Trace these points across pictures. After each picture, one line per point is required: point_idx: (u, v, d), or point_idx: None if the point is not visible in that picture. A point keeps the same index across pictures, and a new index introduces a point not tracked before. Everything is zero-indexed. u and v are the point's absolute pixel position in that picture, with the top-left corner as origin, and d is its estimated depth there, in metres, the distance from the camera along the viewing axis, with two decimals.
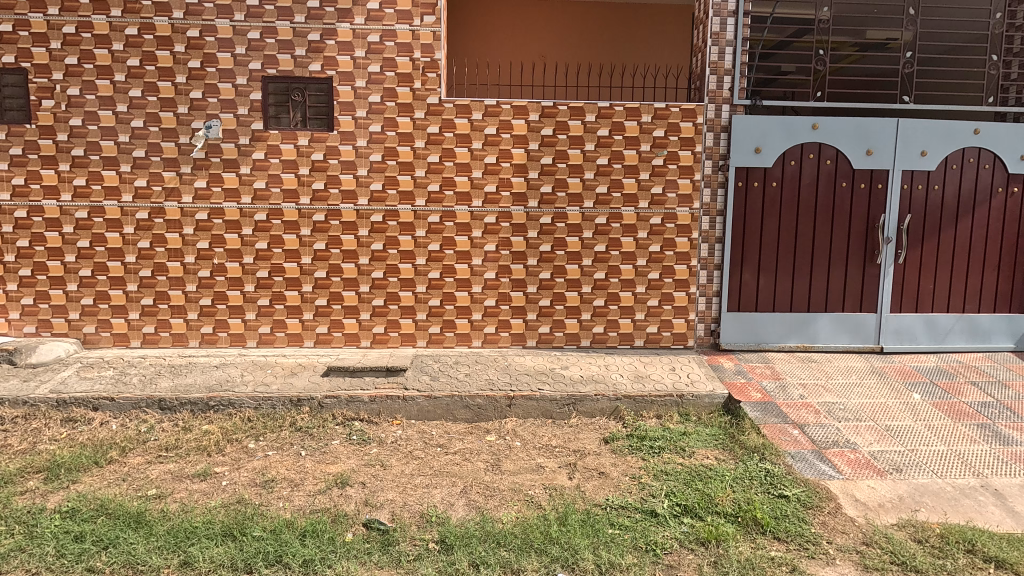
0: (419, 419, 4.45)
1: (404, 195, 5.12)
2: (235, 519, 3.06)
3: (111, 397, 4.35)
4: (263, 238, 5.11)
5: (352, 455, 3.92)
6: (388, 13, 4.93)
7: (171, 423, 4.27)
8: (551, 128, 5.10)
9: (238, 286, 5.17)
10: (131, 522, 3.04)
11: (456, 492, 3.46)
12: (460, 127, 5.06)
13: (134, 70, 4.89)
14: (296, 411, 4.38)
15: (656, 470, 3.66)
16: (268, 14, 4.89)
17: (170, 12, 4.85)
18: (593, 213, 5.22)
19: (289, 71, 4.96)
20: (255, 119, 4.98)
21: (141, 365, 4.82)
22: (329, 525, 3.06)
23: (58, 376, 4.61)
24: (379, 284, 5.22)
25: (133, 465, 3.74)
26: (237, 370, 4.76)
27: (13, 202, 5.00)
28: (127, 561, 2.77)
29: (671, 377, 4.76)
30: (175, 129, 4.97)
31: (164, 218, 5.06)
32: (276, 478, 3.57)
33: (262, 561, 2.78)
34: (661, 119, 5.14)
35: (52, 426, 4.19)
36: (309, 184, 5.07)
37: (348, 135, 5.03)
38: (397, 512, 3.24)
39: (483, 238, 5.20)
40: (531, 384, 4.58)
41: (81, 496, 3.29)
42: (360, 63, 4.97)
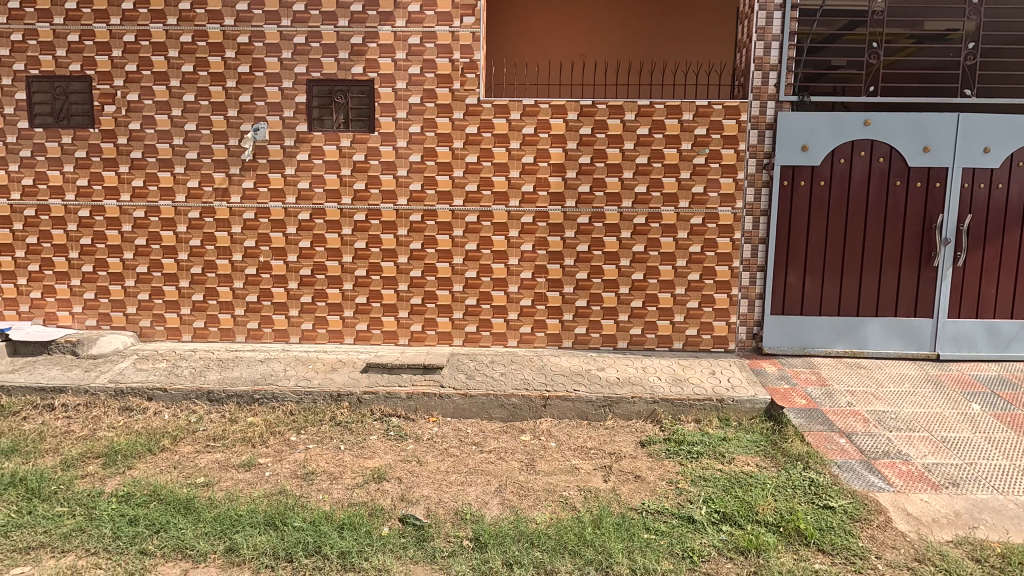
0: (455, 417, 4.48)
1: (442, 195, 5.17)
2: (278, 509, 3.16)
3: (164, 388, 4.56)
4: (306, 237, 5.26)
5: (389, 450, 3.99)
6: (428, 15, 4.99)
7: (219, 414, 4.44)
8: (590, 127, 5.06)
9: (282, 283, 5.33)
10: (180, 508, 3.18)
11: (491, 491, 3.47)
12: (498, 127, 5.08)
13: (188, 76, 5.11)
14: (336, 406, 4.49)
15: (694, 476, 3.59)
16: (314, 19, 5.03)
17: (222, 19, 5.05)
18: (632, 212, 5.15)
19: (332, 74, 5.08)
20: (300, 121, 5.13)
21: (192, 359, 5.03)
22: (366, 519, 3.12)
23: (116, 367, 4.87)
24: (417, 282, 5.29)
25: (183, 453, 3.91)
26: (280, 365, 4.91)
27: (78, 202, 5.29)
28: (177, 545, 2.90)
29: (710, 380, 4.66)
30: (225, 132, 5.16)
31: (214, 218, 5.27)
32: (316, 471, 3.67)
33: (302, 551, 2.86)
34: (703, 116, 5.02)
35: (111, 414, 4.44)
36: (351, 184, 5.19)
37: (389, 136, 5.12)
38: (432, 508, 3.27)
39: (520, 238, 5.20)
40: (567, 385, 4.56)
41: (135, 481, 3.47)
42: (401, 65, 5.05)
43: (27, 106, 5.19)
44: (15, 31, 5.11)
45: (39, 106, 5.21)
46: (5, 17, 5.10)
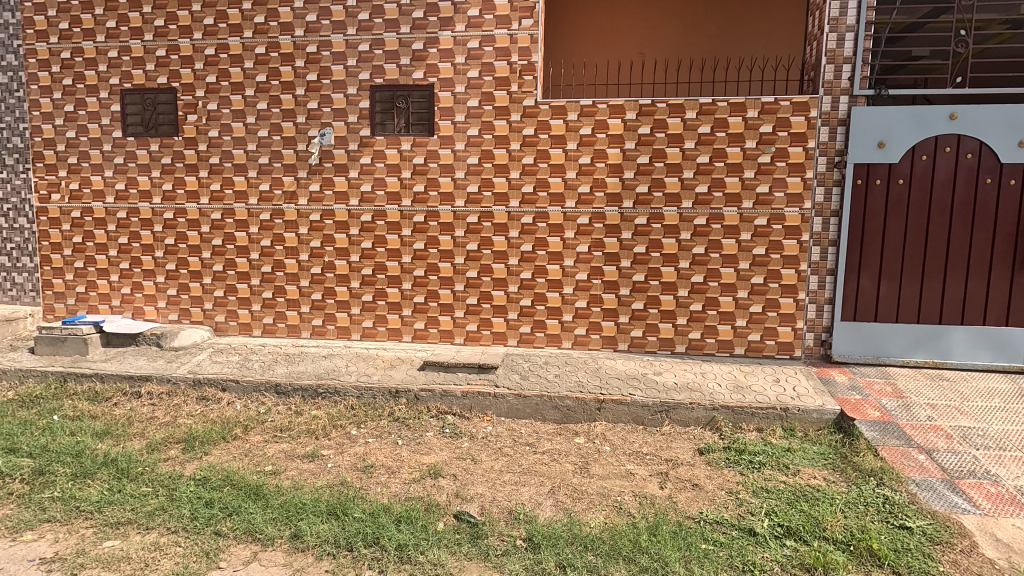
0: (509, 417, 4.52)
1: (498, 197, 5.22)
2: (339, 500, 3.29)
3: (236, 379, 4.84)
4: (368, 238, 5.44)
5: (444, 447, 4.07)
6: (487, 19, 5.05)
7: (285, 406, 4.67)
8: (649, 127, 4.97)
9: (345, 282, 5.55)
10: (250, 494, 3.37)
11: (544, 492, 3.47)
12: (555, 128, 5.07)
13: (262, 85, 5.40)
14: (394, 402, 4.62)
15: (756, 487, 3.45)
16: (378, 27, 5.20)
17: (293, 30, 5.31)
18: (692, 213, 5.02)
19: (394, 79, 5.24)
20: (364, 126, 5.32)
21: (261, 353, 5.31)
22: (422, 513, 3.19)
23: (194, 359, 5.21)
24: (473, 283, 5.36)
25: (253, 442, 4.14)
26: (342, 361, 5.10)
27: (163, 205, 5.70)
28: (247, 528, 3.07)
29: (774, 388, 4.47)
30: (294, 138, 5.42)
31: (283, 219, 5.54)
32: (375, 464, 3.79)
33: (361, 541, 2.96)
34: (769, 113, 4.83)
35: (189, 402, 4.75)
36: (410, 187, 5.32)
37: (447, 139, 5.22)
38: (486, 506, 3.31)
39: (576, 239, 5.18)
40: (622, 388, 4.50)
41: (211, 466, 3.70)
42: (460, 69, 5.14)
43: (121, 117, 5.64)
44: (111, 48, 5.56)
45: (131, 117, 5.65)
46: (102, 35, 5.55)
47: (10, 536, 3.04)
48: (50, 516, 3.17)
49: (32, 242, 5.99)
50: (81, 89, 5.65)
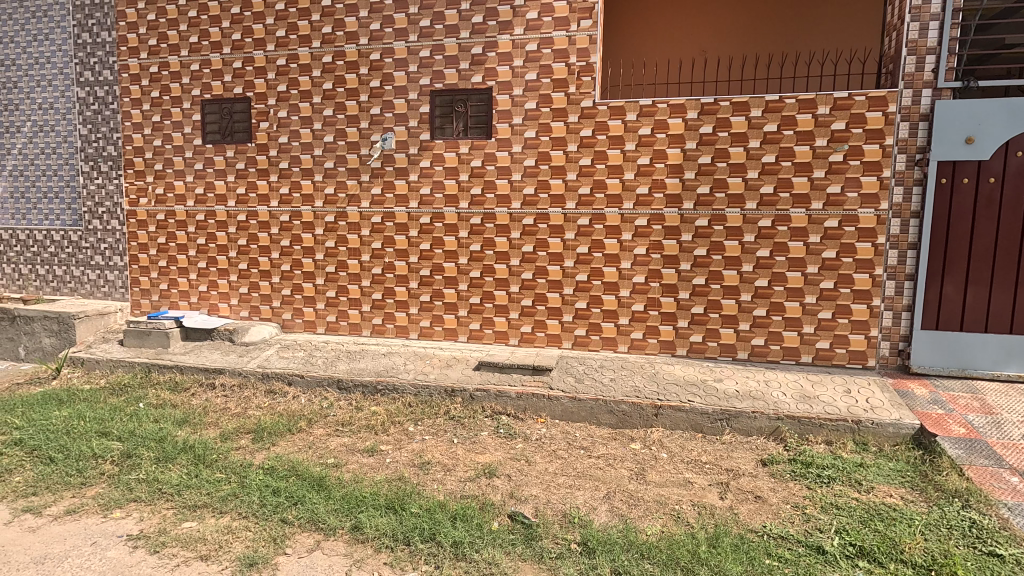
0: (563, 419, 4.50)
1: (555, 199, 5.21)
2: (397, 495, 3.38)
3: (301, 374, 5.06)
4: (427, 239, 5.56)
5: (499, 447, 4.10)
6: (546, 21, 5.06)
7: (346, 402, 4.83)
8: (711, 126, 4.83)
9: (404, 282, 5.69)
10: (314, 485, 3.51)
11: (599, 497, 3.43)
12: (613, 129, 5.02)
13: (329, 93, 5.63)
14: (450, 401, 4.69)
15: (825, 503, 3.28)
16: (438, 33, 5.31)
17: (358, 39, 5.51)
18: (756, 215, 4.84)
19: (454, 84, 5.33)
20: (424, 130, 5.45)
21: (325, 349, 5.52)
22: (477, 512, 3.23)
23: (263, 354, 5.48)
24: (529, 284, 5.37)
25: (317, 435, 4.31)
26: (400, 359, 5.24)
27: (237, 208, 6.04)
28: (311, 518, 3.20)
29: (845, 400, 4.24)
30: (358, 143, 5.62)
31: (346, 221, 5.75)
32: (431, 461, 3.87)
33: (418, 536, 3.02)
34: (842, 109, 4.58)
35: (259, 395, 5.01)
36: (468, 189, 5.40)
37: (505, 141, 5.27)
38: (541, 508, 3.31)
39: (633, 241, 5.10)
40: (680, 395, 4.38)
41: (278, 457, 3.89)
42: (519, 72, 5.17)
43: (201, 126, 6.02)
44: (193, 62, 5.95)
45: (210, 125, 6.02)
46: (186, 50, 5.95)
47: (102, 512, 3.30)
48: (136, 496, 3.43)
49: (122, 242, 6.48)
50: (167, 100, 6.07)
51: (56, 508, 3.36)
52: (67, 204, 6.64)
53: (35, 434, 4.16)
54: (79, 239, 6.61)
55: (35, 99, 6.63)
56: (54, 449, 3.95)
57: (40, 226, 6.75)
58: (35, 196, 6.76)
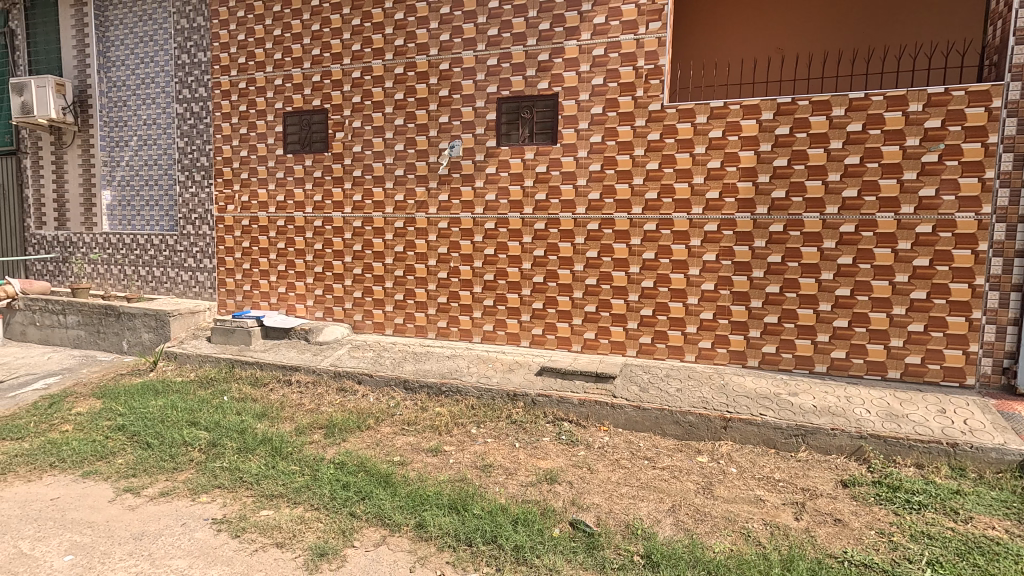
0: (627, 428, 4.41)
1: (620, 204, 5.14)
2: (459, 495, 3.43)
3: (370, 374, 5.24)
4: (491, 245, 5.64)
5: (560, 453, 4.08)
6: (613, 25, 5.03)
7: (412, 401, 4.96)
8: (788, 127, 4.61)
9: (468, 286, 5.79)
10: (381, 481, 3.63)
11: (663, 510, 3.33)
12: (682, 132, 4.89)
13: (400, 103, 5.84)
14: (512, 405, 4.71)
15: (915, 531, 3.02)
16: (506, 41, 5.39)
17: (428, 50, 5.68)
18: (837, 220, 4.57)
19: (520, 91, 5.39)
20: (490, 137, 5.53)
21: (392, 350, 5.71)
22: (538, 517, 3.23)
23: (335, 353, 5.74)
24: (593, 290, 5.32)
25: (384, 433, 4.46)
26: (464, 361, 5.32)
27: (314, 214, 6.37)
28: (378, 513, 3.31)
29: (938, 420, 3.90)
30: (427, 150, 5.79)
31: (414, 227, 5.94)
32: (493, 464, 3.90)
33: (480, 537, 3.05)
34: (937, 106, 4.25)
35: (330, 392, 5.23)
36: (533, 195, 5.43)
37: (570, 147, 5.26)
38: (603, 517, 3.25)
39: (702, 247, 4.94)
40: (751, 408, 4.19)
41: (348, 452, 4.05)
42: (585, 77, 5.16)
43: (283, 137, 6.41)
44: (277, 77, 6.35)
45: (292, 136, 6.39)
46: (271, 66, 6.36)
47: (191, 496, 3.56)
48: (220, 483, 3.68)
49: (212, 246, 6.99)
50: (253, 114, 6.51)
51: (152, 489, 3.66)
52: (165, 211, 7.25)
53: (135, 421, 4.56)
54: (175, 243, 7.19)
55: (140, 115, 7.29)
56: (151, 435, 4.31)
57: (142, 231, 7.40)
58: (139, 204, 7.42)
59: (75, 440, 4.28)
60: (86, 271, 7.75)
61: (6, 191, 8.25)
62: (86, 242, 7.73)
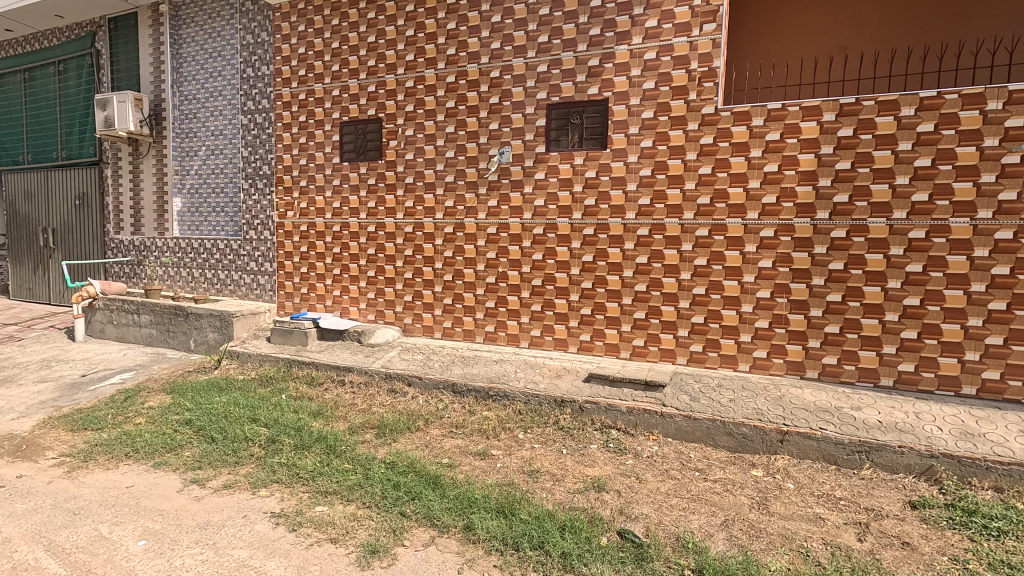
0: (677, 438, 4.31)
1: (672, 209, 5.05)
2: (507, 500, 3.45)
3: (420, 376, 5.34)
4: (540, 250, 5.65)
5: (608, 462, 4.03)
6: (666, 29, 4.96)
7: (460, 405, 5.02)
8: (852, 128, 4.41)
9: (516, 292, 5.82)
10: (430, 483, 3.70)
11: (716, 524, 3.24)
12: (737, 135, 4.77)
13: (451, 111, 5.95)
14: (559, 411, 4.69)
15: (994, 559, 2.82)
16: (556, 48, 5.41)
17: (479, 59, 5.77)
18: (906, 225, 4.33)
19: (570, 96, 5.39)
20: (539, 143, 5.56)
21: (441, 354, 5.80)
22: (586, 525, 3.20)
23: (387, 355, 5.89)
24: (642, 297, 5.25)
25: (433, 435, 4.54)
26: (512, 366, 5.35)
27: (368, 220, 6.57)
28: (427, 514, 3.37)
29: (1020, 441, 3.63)
30: (477, 157, 5.87)
31: (464, 232, 6.02)
32: (541, 470, 3.90)
33: (527, 542, 3.05)
34: (1018, 104, 3.98)
35: (382, 393, 5.36)
36: (582, 201, 5.41)
37: (620, 152, 5.21)
38: (652, 528, 3.19)
39: (758, 254, 4.78)
40: (810, 421, 4.02)
41: (399, 453, 4.15)
42: (636, 81, 5.11)
43: (339, 146, 6.64)
44: (334, 88, 6.59)
45: (347, 145, 6.62)
46: (329, 78, 6.61)
47: (252, 489, 3.73)
48: (279, 478, 3.83)
49: (272, 250, 7.31)
50: (312, 124, 6.78)
51: (216, 482, 3.86)
52: (230, 217, 7.64)
53: (201, 416, 4.82)
54: (238, 248, 7.56)
55: (208, 127, 7.72)
56: (215, 430, 4.55)
57: (209, 236, 7.82)
58: (206, 210, 7.84)
59: (148, 432, 4.57)
60: (158, 273, 8.25)
61: (89, 200, 8.90)
62: (159, 247, 8.23)
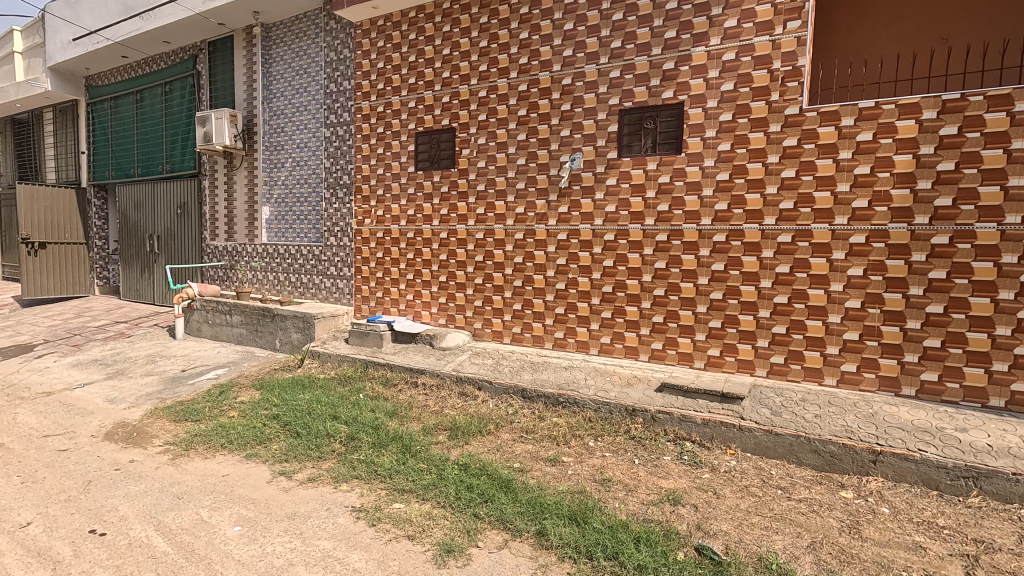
0: (757, 454, 4.12)
1: (751, 214, 4.87)
2: (580, 508, 3.43)
3: (490, 380, 5.41)
4: (610, 256, 5.61)
5: (683, 474, 3.92)
6: (746, 28, 4.80)
7: (530, 410, 5.05)
8: (956, 126, 4.08)
9: (586, 298, 5.79)
10: (502, 486, 3.74)
11: (803, 546, 3.07)
12: (824, 136, 4.53)
13: (523, 119, 6.02)
14: (630, 420, 4.60)
15: None
16: (630, 52, 5.36)
17: (551, 67, 5.82)
18: (1020, 231, 3.96)
19: (644, 101, 5.32)
20: (611, 149, 5.52)
21: (510, 359, 5.86)
22: (662, 538, 3.13)
23: (457, 359, 6.02)
24: (718, 305, 5.08)
25: (504, 439, 4.60)
26: (582, 373, 5.32)
27: (440, 227, 6.75)
28: (500, 516, 3.41)
29: None
30: (548, 164, 5.91)
31: (534, 238, 6.07)
32: (613, 479, 3.85)
33: (601, 552, 3.02)
34: None
35: (453, 396, 5.48)
36: (655, 206, 5.32)
37: (696, 156, 5.08)
38: (732, 545, 3.07)
39: (847, 261, 4.51)
40: (907, 442, 3.73)
41: (471, 455, 4.23)
42: (713, 83, 4.97)
43: (414, 155, 6.89)
44: (411, 100, 6.84)
45: (422, 154, 6.85)
46: (405, 90, 6.88)
47: (334, 483, 3.92)
48: (359, 474, 4.01)
49: (350, 256, 7.66)
50: (389, 135, 7.07)
51: (301, 474, 4.09)
52: (313, 224, 8.09)
53: (287, 411, 5.13)
54: (320, 253, 7.98)
55: (295, 140, 8.21)
56: (300, 426, 4.82)
57: (294, 242, 8.30)
58: (291, 218, 8.34)
59: (241, 425, 4.91)
60: (248, 277, 8.85)
61: (189, 209, 9.69)
62: (249, 252, 8.83)
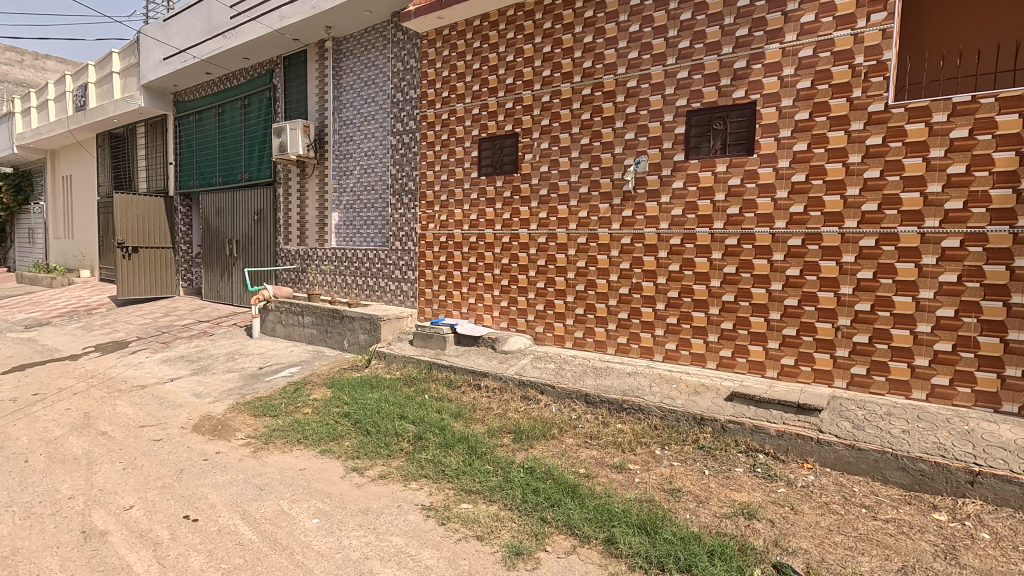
0: (837, 469, 3.92)
1: (830, 217, 4.64)
2: (649, 517, 3.37)
3: (553, 385, 5.41)
4: (677, 261, 5.49)
5: (757, 488, 3.78)
6: (826, 22, 4.59)
7: (593, 416, 5.01)
8: None
9: (651, 303, 5.69)
10: (569, 491, 3.73)
11: (893, 569, 2.89)
12: (912, 133, 4.26)
13: (586, 122, 6.00)
14: (699, 429, 4.47)
15: None
16: (698, 52, 5.24)
17: (616, 70, 5.77)
18: None
19: (713, 101, 5.18)
20: (678, 151, 5.41)
21: (573, 363, 5.84)
22: (737, 553, 3.02)
23: (520, 362, 6.05)
24: (793, 312, 4.87)
25: (569, 443, 4.58)
26: (647, 380, 5.23)
27: (502, 231, 6.82)
28: (568, 522, 3.40)
29: None
30: (612, 167, 5.86)
31: (597, 242, 6.04)
32: (683, 490, 3.76)
33: (673, 563, 2.96)
34: None
35: (516, 399, 5.52)
36: (724, 209, 5.17)
37: (769, 157, 4.90)
38: (814, 565, 2.93)
39: (938, 266, 4.21)
40: (1011, 463, 3.44)
41: (537, 459, 4.24)
42: (789, 81, 4.78)
43: (477, 160, 7.00)
44: (474, 107, 6.96)
45: (485, 159, 6.95)
46: (470, 97, 7.00)
47: (404, 481, 4.04)
48: (427, 473, 4.11)
49: (415, 260, 7.86)
50: (453, 141, 7.22)
51: (373, 471, 4.23)
52: (380, 229, 8.36)
53: (357, 410, 5.32)
54: (386, 257, 8.24)
55: (363, 148, 8.53)
56: (370, 424, 4.99)
57: (361, 247, 8.61)
58: (359, 223, 8.66)
59: (315, 421, 5.15)
60: (319, 280, 9.25)
61: (265, 215, 10.24)
62: (320, 256, 9.23)
